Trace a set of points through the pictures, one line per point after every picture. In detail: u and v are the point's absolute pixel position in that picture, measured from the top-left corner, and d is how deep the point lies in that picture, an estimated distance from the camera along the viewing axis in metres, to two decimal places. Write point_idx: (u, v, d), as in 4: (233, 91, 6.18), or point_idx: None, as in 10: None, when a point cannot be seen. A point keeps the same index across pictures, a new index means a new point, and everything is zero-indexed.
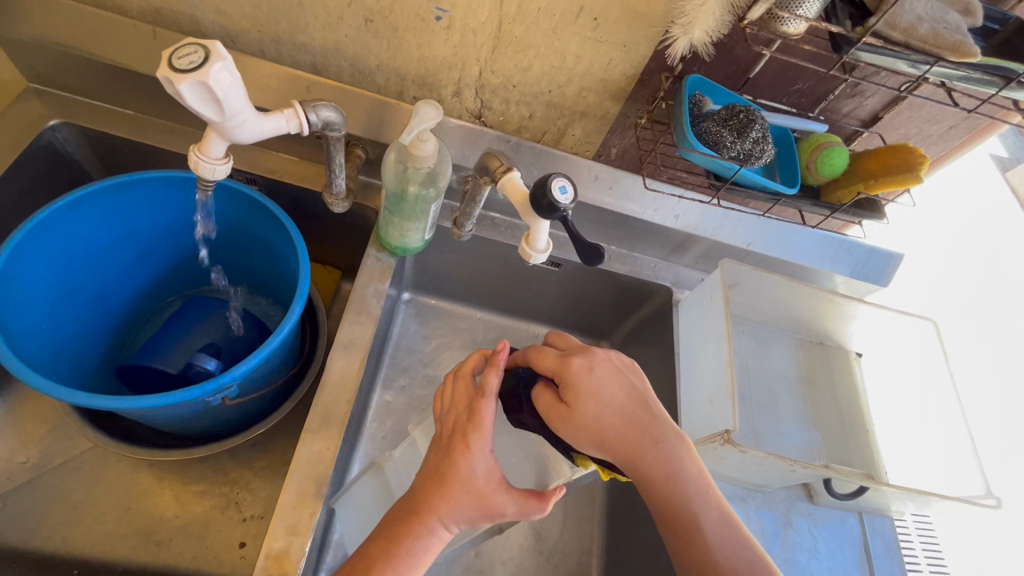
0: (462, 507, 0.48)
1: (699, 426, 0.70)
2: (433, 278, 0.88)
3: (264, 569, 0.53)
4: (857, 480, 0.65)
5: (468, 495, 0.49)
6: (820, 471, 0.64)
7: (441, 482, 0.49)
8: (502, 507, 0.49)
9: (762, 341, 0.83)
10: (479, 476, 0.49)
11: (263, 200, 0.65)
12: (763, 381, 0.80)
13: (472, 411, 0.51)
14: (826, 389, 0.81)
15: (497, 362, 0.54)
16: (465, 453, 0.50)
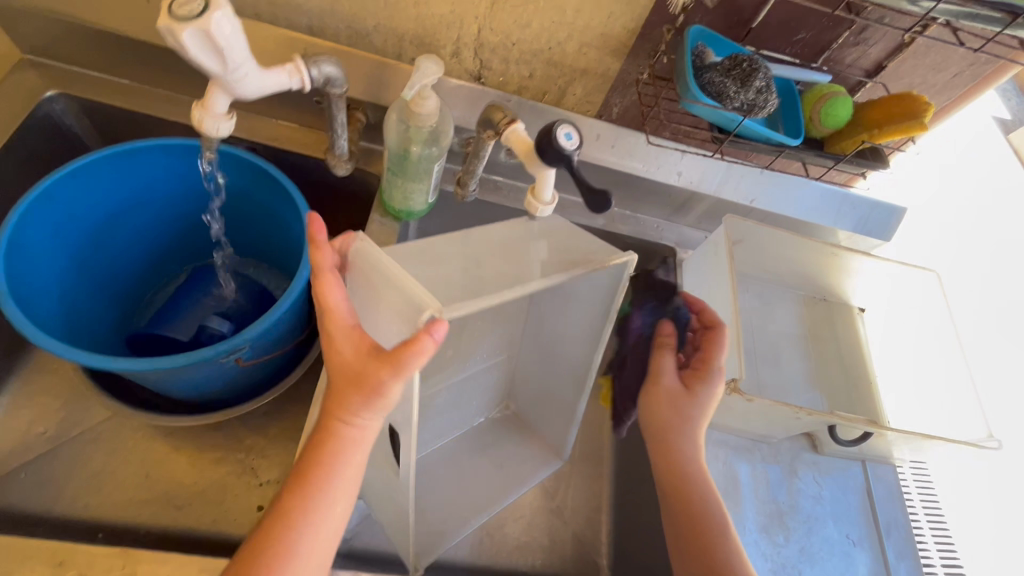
0: (349, 397, 0.47)
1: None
2: None
3: None
4: (862, 426, 0.66)
5: (346, 382, 0.47)
6: (824, 418, 0.65)
7: (331, 385, 0.48)
8: (371, 374, 0.45)
9: (766, 299, 0.84)
10: (351, 358, 0.47)
11: (265, 165, 0.64)
12: (766, 336, 0.81)
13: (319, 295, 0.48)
14: (830, 343, 0.82)
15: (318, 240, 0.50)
16: (331, 344, 0.48)
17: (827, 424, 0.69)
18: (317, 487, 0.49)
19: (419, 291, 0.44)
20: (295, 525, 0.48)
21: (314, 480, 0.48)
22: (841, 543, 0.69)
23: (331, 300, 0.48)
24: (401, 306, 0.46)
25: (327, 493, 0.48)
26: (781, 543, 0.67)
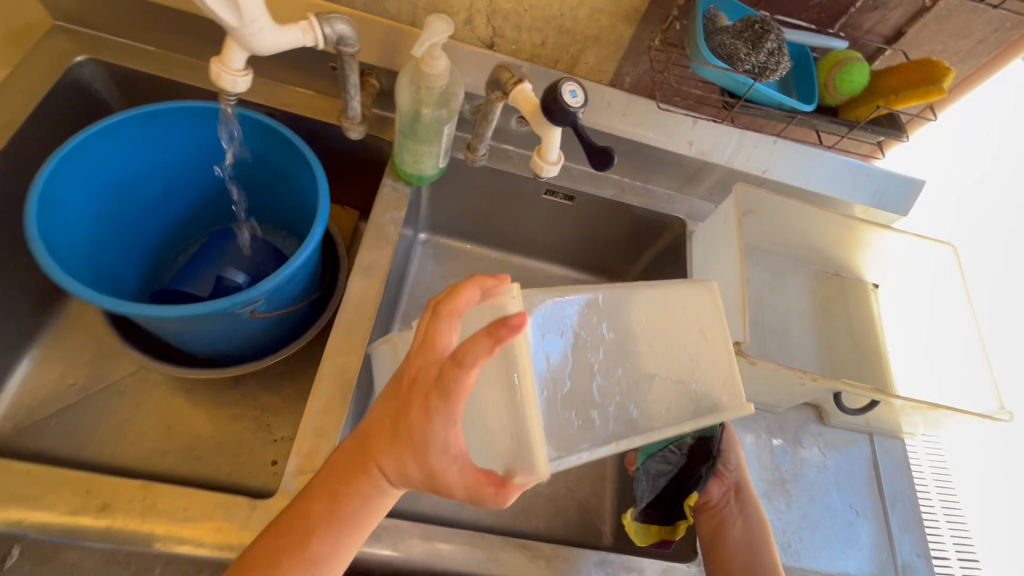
0: (408, 469, 0.44)
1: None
2: (448, 218, 0.92)
3: (297, 466, 0.56)
4: (868, 393, 0.65)
5: (419, 467, 0.43)
6: (829, 385, 0.65)
7: (395, 441, 0.44)
8: (442, 475, 0.43)
9: (776, 272, 0.83)
10: (437, 455, 0.42)
11: (282, 128, 0.66)
12: (776, 310, 0.80)
13: (448, 387, 0.39)
14: (841, 317, 0.81)
15: (495, 335, 0.36)
16: (428, 423, 0.41)
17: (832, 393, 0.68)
18: (342, 526, 0.47)
19: (539, 452, 0.47)
20: (310, 551, 0.46)
21: (342, 524, 0.47)
22: (846, 516, 0.69)
23: (460, 401, 0.39)
24: (508, 435, 0.49)
25: (347, 536, 0.47)
26: (784, 512, 0.68)
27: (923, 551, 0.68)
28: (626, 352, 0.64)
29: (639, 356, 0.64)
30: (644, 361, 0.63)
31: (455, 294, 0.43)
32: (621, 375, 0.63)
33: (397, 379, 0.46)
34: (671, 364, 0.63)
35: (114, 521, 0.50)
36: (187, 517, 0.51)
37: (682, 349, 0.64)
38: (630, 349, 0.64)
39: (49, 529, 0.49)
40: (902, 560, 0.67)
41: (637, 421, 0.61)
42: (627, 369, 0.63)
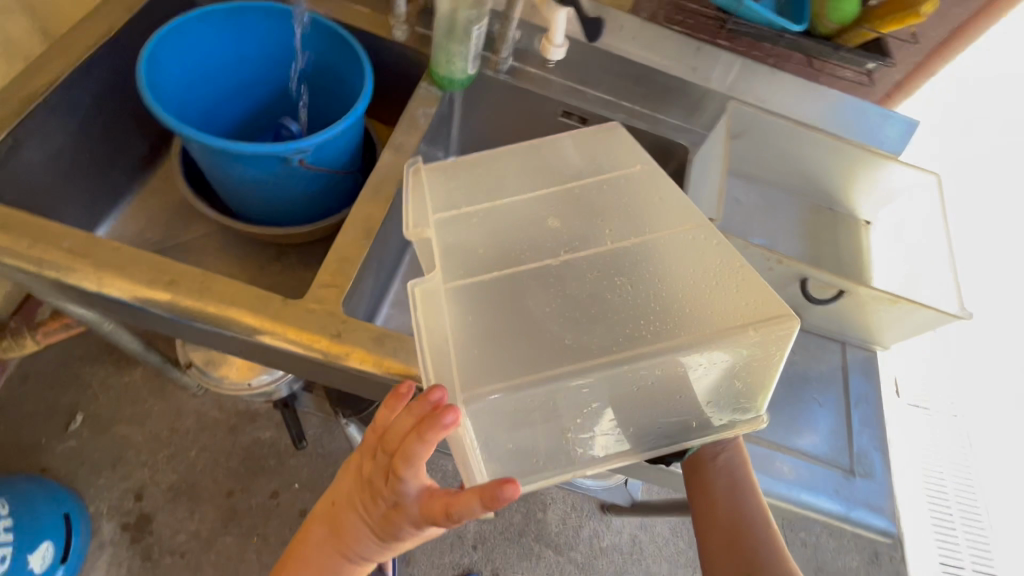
0: (394, 547, 0.60)
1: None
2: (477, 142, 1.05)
3: (322, 282, 0.67)
4: (830, 280, 0.73)
5: (407, 542, 0.60)
6: (796, 268, 0.73)
7: (386, 537, 0.59)
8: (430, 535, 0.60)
9: (769, 197, 0.90)
10: (421, 533, 0.58)
11: (340, 28, 0.79)
12: (765, 226, 0.87)
13: (447, 520, 0.53)
14: (828, 240, 0.87)
15: (494, 503, 0.49)
16: (419, 527, 0.56)
17: (800, 282, 0.76)
18: None
19: None
20: None
21: None
22: (807, 402, 0.75)
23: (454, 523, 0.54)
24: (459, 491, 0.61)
25: None
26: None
27: (881, 444, 0.73)
28: (670, 383, 0.58)
29: (679, 387, 0.58)
30: (681, 400, 0.60)
31: (421, 453, 0.52)
32: (655, 402, 0.59)
33: (371, 500, 0.58)
34: (716, 398, 0.60)
35: (176, 295, 0.63)
36: (233, 302, 0.64)
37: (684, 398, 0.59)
38: (676, 380, 0.58)
39: (128, 294, 0.62)
40: (858, 448, 0.72)
41: (658, 434, 0.61)
42: (667, 397, 0.59)
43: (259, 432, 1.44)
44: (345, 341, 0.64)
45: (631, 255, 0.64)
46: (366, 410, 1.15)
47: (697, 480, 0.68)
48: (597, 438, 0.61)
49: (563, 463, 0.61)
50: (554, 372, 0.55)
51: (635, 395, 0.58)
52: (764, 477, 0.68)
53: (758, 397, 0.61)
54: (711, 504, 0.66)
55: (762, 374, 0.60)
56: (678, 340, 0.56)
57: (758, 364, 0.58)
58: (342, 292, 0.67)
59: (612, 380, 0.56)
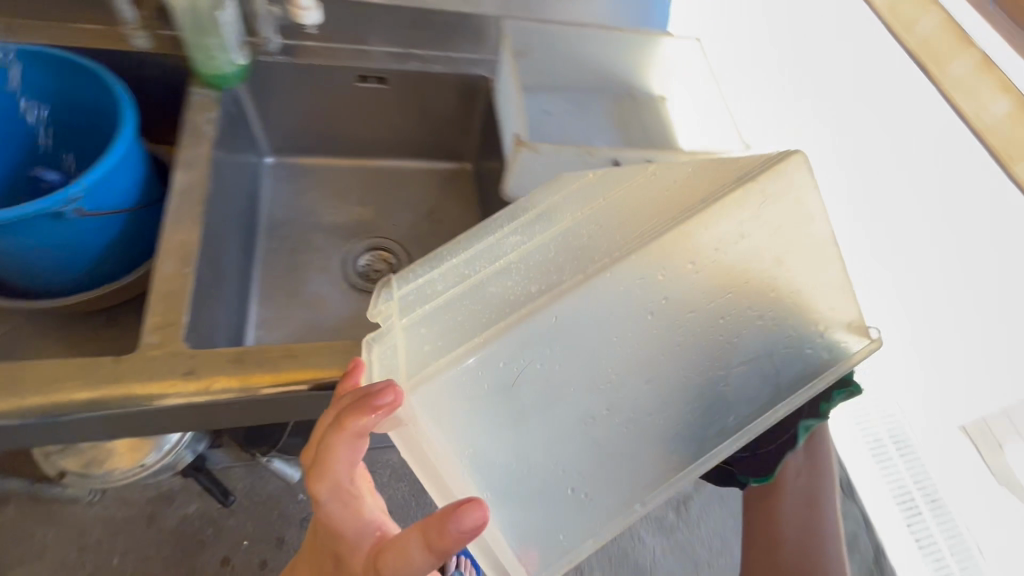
0: None
1: (527, 178, 0.79)
2: (288, 135, 1.02)
3: (154, 326, 0.63)
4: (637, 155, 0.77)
5: None
6: (608, 154, 0.76)
7: None
8: None
9: (575, 101, 0.96)
10: None
11: (71, 55, 0.71)
12: (577, 127, 0.93)
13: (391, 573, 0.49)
14: (635, 123, 0.95)
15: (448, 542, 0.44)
16: None
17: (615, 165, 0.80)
18: None
19: None
20: None
21: None
22: None
23: None
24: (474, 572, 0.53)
25: None
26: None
27: None
28: (701, 328, 0.51)
29: (719, 310, 0.51)
30: (718, 345, 0.51)
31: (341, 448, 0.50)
32: (695, 360, 0.51)
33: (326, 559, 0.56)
34: (783, 316, 0.52)
35: None
36: (55, 383, 0.57)
37: (719, 349, 0.51)
38: (699, 304, 0.51)
39: None
40: None
41: (728, 411, 0.53)
42: (717, 325, 0.51)
43: (182, 509, 1.32)
44: (200, 376, 0.60)
45: (590, 225, 0.55)
46: (281, 438, 1.13)
47: (769, 508, 0.75)
48: (648, 444, 0.51)
49: (615, 500, 0.51)
50: (531, 309, 0.49)
51: (681, 350, 0.51)
52: None
53: (835, 301, 0.53)
54: (778, 526, 0.73)
55: (822, 254, 0.51)
56: (650, 248, 0.49)
57: (803, 234, 0.51)
58: (180, 328, 0.63)
59: (602, 340, 0.50)
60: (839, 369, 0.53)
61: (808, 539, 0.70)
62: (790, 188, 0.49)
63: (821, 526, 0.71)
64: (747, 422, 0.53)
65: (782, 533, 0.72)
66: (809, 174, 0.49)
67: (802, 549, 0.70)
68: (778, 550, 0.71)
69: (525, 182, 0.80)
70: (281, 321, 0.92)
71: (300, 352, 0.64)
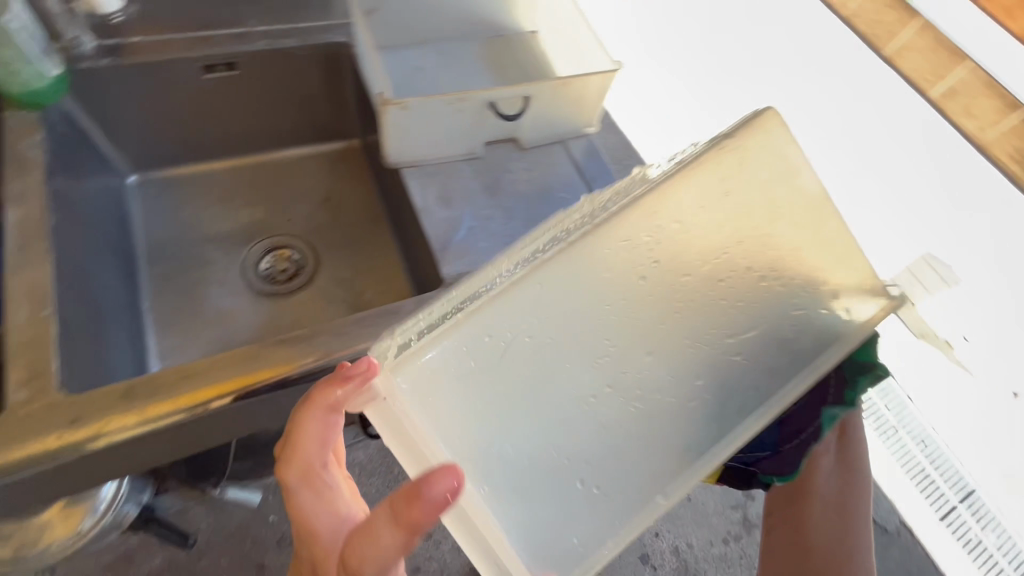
0: None
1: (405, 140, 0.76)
2: (145, 148, 0.93)
3: (21, 382, 0.57)
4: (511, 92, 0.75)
5: None
6: (480, 96, 0.74)
7: None
8: None
9: (444, 52, 0.92)
10: None
11: None
12: (451, 78, 0.89)
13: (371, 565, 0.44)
14: (510, 64, 0.93)
15: (419, 500, 0.41)
16: None
17: (492, 107, 0.77)
18: None
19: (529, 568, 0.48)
20: None
21: None
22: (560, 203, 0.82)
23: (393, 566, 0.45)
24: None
25: None
26: (491, 209, 0.78)
27: None
28: (697, 296, 0.55)
29: (717, 276, 0.56)
30: (719, 306, 0.55)
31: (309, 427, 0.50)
32: (689, 320, 0.55)
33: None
34: (791, 285, 0.56)
35: None
36: None
37: (717, 306, 0.55)
38: (695, 268, 0.56)
39: None
40: None
41: (737, 395, 0.53)
42: (719, 284, 0.56)
43: (148, 563, 1.25)
44: (85, 423, 0.55)
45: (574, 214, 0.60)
46: (227, 466, 1.08)
47: (796, 517, 0.64)
48: (670, 421, 0.53)
49: (635, 490, 0.50)
50: (514, 282, 0.54)
51: (680, 305, 0.55)
52: None
53: (848, 267, 0.57)
54: (802, 531, 0.63)
55: (821, 218, 0.57)
56: (631, 212, 0.56)
57: (797, 198, 0.57)
58: (51, 378, 0.57)
59: (601, 299, 0.55)
60: (860, 333, 0.54)
61: (843, 543, 0.61)
62: (772, 145, 0.57)
63: (855, 528, 0.62)
64: (771, 393, 0.53)
65: (809, 537, 0.62)
66: (784, 130, 0.57)
67: (834, 556, 0.60)
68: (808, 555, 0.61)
69: (407, 146, 0.77)
70: (187, 344, 0.86)
71: (196, 370, 0.60)
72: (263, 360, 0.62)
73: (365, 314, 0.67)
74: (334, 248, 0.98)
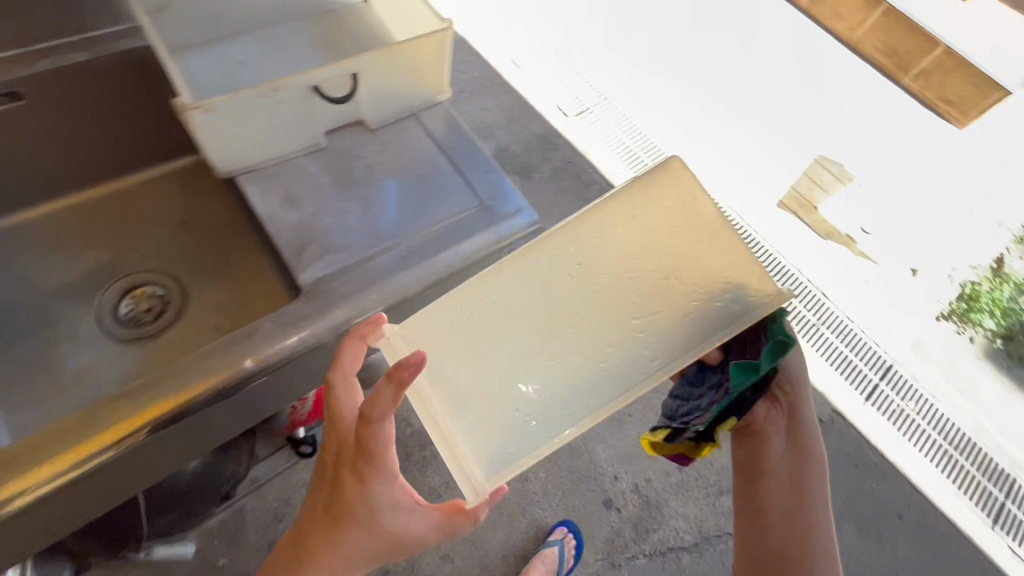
0: (352, 534, 0.58)
1: (227, 145, 0.69)
2: None
3: None
4: (331, 70, 0.69)
5: (357, 522, 0.57)
6: (296, 82, 0.68)
7: (338, 519, 0.58)
8: (403, 522, 0.58)
9: (267, 40, 0.84)
10: (383, 501, 0.57)
11: None
12: (279, 68, 0.81)
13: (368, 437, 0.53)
14: (342, 41, 0.85)
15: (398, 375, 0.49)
16: (362, 482, 0.56)
17: (317, 91, 0.71)
18: None
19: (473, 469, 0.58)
20: None
21: None
22: (418, 181, 0.77)
23: (384, 445, 0.54)
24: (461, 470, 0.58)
25: None
26: (344, 203, 0.73)
27: (490, 167, 0.80)
28: (614, 278, 0.62)
29: (628, 271, 0.62)
30: (637, 283, 0.62)
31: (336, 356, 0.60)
32: (612, 297, 0.62)
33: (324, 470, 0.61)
34: (692, 286, 0.60)
35: None
36: None
37: (633, 285, 0.62)
38: (615, 262, 0.63)
39: None
40: (478, 183, 0.78)
41: (650, 353, 0.59)
42: (629, 283, 0.62)
43: None
44: None
45: None
46: (143, 525, 1.03)
47: (755, 500, 0.72)
48: (595, 376, 0.60)
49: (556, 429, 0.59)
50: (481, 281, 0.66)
51: (603, 288, 0.63)
52: (423, 262, 0.71)
53: (751, 269, 0.58)
54: (768, 515, 0.70)
55: (720, 235, 0.60)
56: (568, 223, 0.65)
57: (695, 219, 0.61)
58: None
59: (548, 284, 0.64)
60: (749, 318, 0.56)
61: (795, 517, 0.69)
62: (676, 189, 0.62)
63: (806, 502, 0.70)
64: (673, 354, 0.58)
65: (768, 515, 0.70)
66: (685, 176, 0.61)
67: (790, 532, 0.68)
68: (766, 534, 0.70)
69: (233, 151, 0.70)
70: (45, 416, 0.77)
71: (42, 443, 0.56)
72: (95, 428, 0.57)
73: (207, 349, 0.62)
74: (201, 274, 0.90)
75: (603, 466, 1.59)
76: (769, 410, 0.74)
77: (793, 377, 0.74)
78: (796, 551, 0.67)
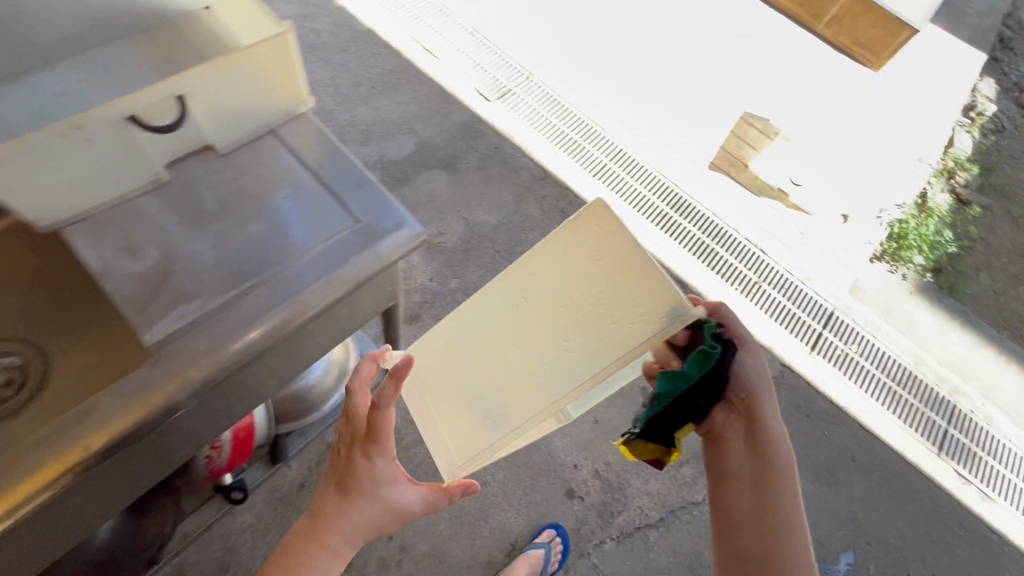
0: (357, 507, 0.71)
1: (34, 196, 0.59)
2: None
3: None
4: (145, 94, 0.60)
5: (359, 494, 0.71)
6: (101, 113, 0.58)
7: (347, 493, 0.71)
8: (398, 497, 0.73)
9: (89, 64, 0.73)
10: (383, 481, 0.72)
11: None
12: (106, 96, 0.71)
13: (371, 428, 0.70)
14: (179, 56, 0.76)
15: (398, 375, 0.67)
16: (367, 462, 0.71)
17: (134, 119, 0.62)
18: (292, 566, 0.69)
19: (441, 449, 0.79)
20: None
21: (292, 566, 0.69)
22: (281, 205, 0.69)
23: (386, 436, 0.70)
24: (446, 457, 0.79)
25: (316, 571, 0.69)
26: (194, 242, 0.65)
27: (362, 180, 0.72)
28: (547, 304, 0.65)
29: (558, 298, 0.63)
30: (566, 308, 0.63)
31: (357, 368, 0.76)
32: (545, 321, 0.65)
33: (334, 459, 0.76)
34: (608, 313, 0.59)
35: None
36: None
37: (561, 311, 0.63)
38: (548, 291, 0.65)
39: None
40: (349, 199, 0.71)
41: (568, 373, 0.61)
42: (558, 310, 0.63)
43: None
44: None
45: None
46: None
47: (721, 504, 0.70)
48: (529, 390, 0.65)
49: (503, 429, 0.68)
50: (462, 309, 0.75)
51: (539, 316, 0.65)
52: (290, 297, 0.64)
53: (660, 300, 0.56)
54: (733, 519, 0.68)
55: (641, 270, 0.58)
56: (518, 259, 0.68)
57: (616, 252, 0.59)
58: None
59: (501, 311, 0.70)
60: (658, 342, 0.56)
61: (762, 517, 0.67)
62: (603, 230, 0.60)
63: (772, 500, 0.67)
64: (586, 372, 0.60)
65: (733, 517, 0.68)
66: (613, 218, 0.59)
67: (758, 535, 0.66)
68: (736, 534, 0.67)
69: (45, 201, 0.60)
70: None
71: None
72: None
73: (10, 450, 0.53)
74: None
75: (561, 456, 1.56)
76: (728, 413, 0.73)
77: (753, 382, 0.73)
78: (764, 551, 0.65)
